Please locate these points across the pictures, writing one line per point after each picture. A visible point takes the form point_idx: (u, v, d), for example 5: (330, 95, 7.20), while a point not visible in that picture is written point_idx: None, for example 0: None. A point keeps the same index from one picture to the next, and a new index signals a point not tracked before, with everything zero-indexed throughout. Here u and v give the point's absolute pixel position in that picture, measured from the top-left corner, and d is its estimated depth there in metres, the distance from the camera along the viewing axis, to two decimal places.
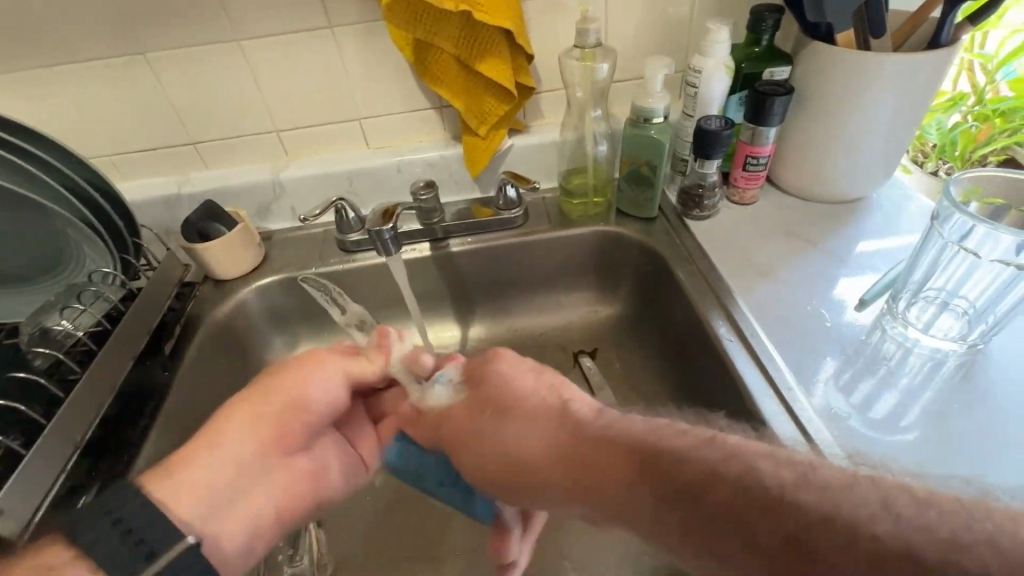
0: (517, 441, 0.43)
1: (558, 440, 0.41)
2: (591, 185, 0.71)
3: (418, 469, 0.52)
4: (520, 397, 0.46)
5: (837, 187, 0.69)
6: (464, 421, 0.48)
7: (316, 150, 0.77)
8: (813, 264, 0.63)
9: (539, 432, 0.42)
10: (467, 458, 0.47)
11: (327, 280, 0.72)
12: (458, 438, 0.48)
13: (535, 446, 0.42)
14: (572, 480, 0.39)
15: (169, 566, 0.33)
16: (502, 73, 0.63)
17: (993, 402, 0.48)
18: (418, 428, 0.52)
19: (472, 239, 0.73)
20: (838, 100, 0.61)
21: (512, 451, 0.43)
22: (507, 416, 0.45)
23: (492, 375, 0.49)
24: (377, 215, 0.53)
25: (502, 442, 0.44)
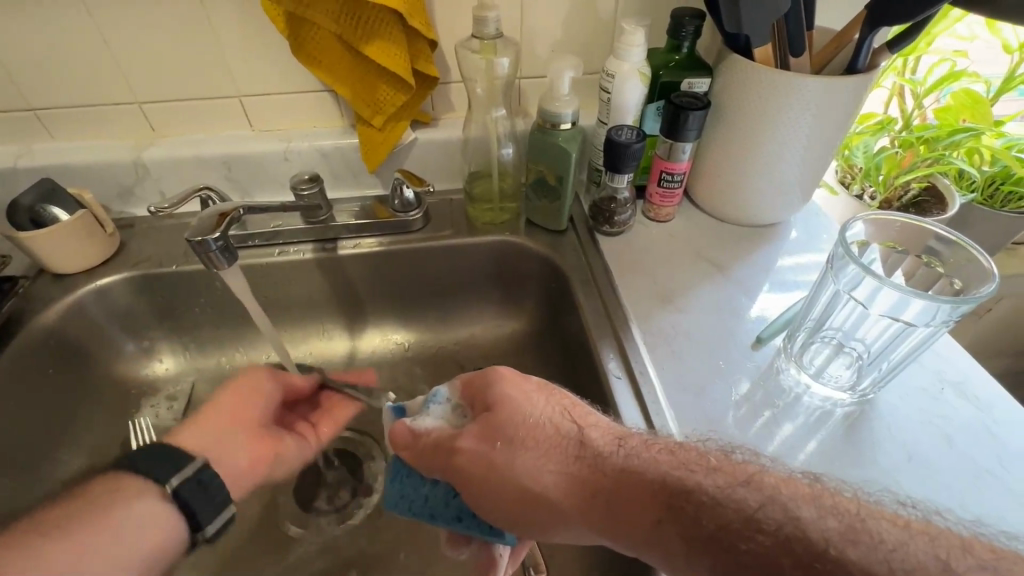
0: (538, 475, 0.37)
1: (574, 468, 0.37)
2: (498, 191, 0.65)
3: (407, 504, 0.42)
4: (524, 423, 0.39)
5: (751, 211, 0.66)
6: (459, 443, 0.40)
7: (190, 128, 0.67)
8: (719, 292, 0.60)
9: (559, 466, 0.37)
10: (479, 492, 0.38)
11: (192, 280, 0.63)
12: (471, 475, 0.38)
13: (550, 486, 0.37)
14: (588, 516, 0.36)
15: (196, 475, 0.42)
16: (392, 59, 0.56)
17: (868, 451, 0.47)
18: (402, 446, 0.42)
19: (364, 241, 0.66)
20: (753, 121, 0.57)
21: (527, 488, 0.37)
22: (513, 447, 0.38)
23: (496, 395, 0.41)
24: (207, 219, 0.50)
25: (515, 478, 0.38)
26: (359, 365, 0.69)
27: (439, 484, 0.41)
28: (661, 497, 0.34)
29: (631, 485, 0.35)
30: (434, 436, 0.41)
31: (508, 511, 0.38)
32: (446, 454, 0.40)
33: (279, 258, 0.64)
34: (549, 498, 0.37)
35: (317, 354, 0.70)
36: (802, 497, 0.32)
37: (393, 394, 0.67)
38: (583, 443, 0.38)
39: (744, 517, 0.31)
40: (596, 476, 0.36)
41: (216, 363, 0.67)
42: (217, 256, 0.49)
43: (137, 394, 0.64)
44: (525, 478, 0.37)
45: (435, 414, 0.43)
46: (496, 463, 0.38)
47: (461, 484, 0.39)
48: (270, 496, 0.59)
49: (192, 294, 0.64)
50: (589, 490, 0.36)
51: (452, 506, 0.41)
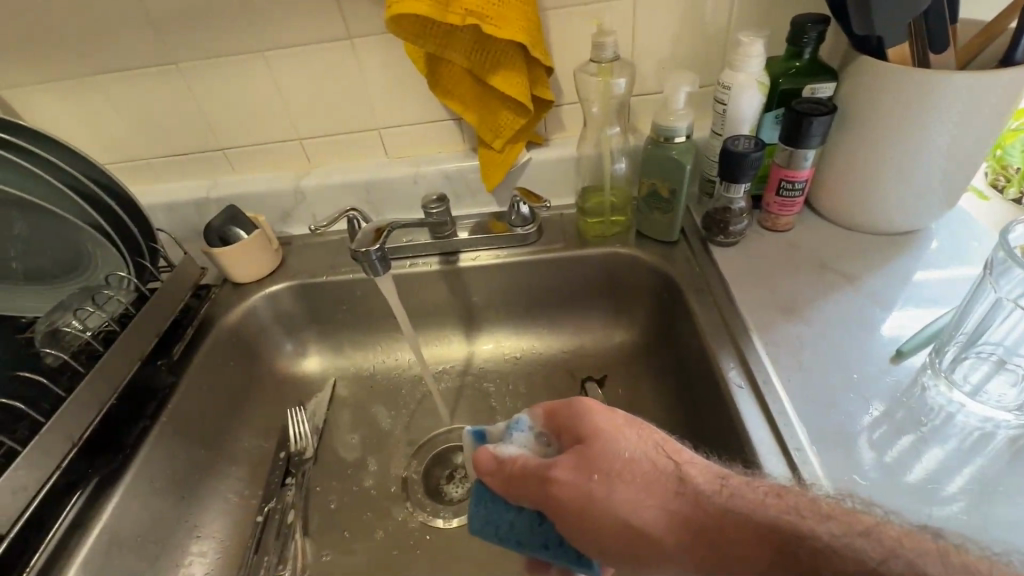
0: (637, 510, 0.36)
1: (674, 506, 0.35)
2: (609, 204, 0.68)
3: (493, 529, 0.40)
4: (620, 457, 0.37)
5: (885, 218, 0.62)
6: (550, 474, 0.37)
7: (337, 158, 0.77)
8: (852, 305, 0.57)
9: (661, 504, 0.36)
10: (574, 526, 0.36)
11: (339, 288, 0.72)
12: (567, 509, 0.36)
13: (651, 524, 0.35)
14: (693, 559, 0.34)
15: None
16: (515, 86, 0.61)
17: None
18: (484, 472, 0.39)
19: (483, 253, 0.71)
20: (889, 123, 0.55)
21: (625, 525, 0.36)
22: (608, 482, 0.36)
23: (588, 426, 0.39)
24: (366, 234, 0.58)
25: (613, 514, 0.36)
26: (476, 369, 0.75)
27: (523, 512, 0.39)
28: (778, 548, 0.31)
29: (740, 533, 0.33)
30: (520, 464, 0.38)
31: (607, 547, 0.36)
32: (536, 486, 0.37)
33: (410, 269, 0.71)
34: (649, 537, 0.35)
35: (436, 358, 0.76)
36: (929, 553, 0.29)
37: (508, 397, 0.71)
38: (681, 481, 0.36)
39: (866, 571, 0.29)
40: (701, 516, 0.34)
41: (354, 364, 0.76)
42: (374, 263, 0.57)
43: (292, 387, 0.74)
44: (624, 514, 0.36)
45: (517, 441, 0.41)
46: (592, 499, 0.36)
47: (554, 516, 0.37)
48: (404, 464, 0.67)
49: (337, 300, 0.74)
50: (695, 532, 0.34)
51: (539, 533, 0.39)
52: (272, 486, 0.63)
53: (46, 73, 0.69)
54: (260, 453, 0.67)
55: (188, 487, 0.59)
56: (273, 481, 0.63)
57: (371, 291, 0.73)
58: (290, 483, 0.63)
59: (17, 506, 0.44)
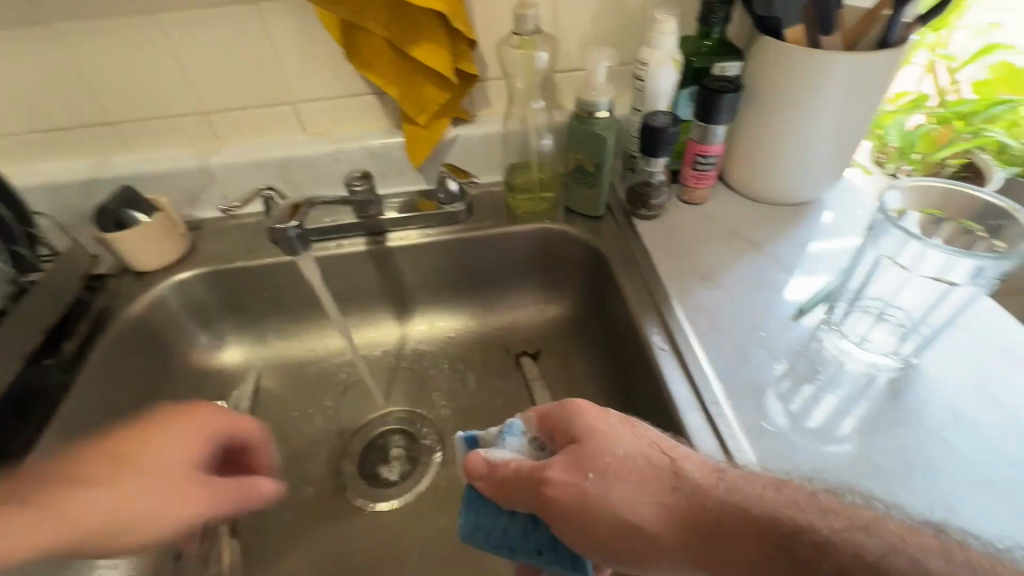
0: (633, 507, 0.36)
1: (670, 501, 0.36)
2: (536, 181, 0.69)
3: (486, 536, 0.40)
4: (617, 457, 0.38)
5: (785, 190, 0.67)
6: (546, 475, 0.38)
7: (248, 135, 0.72)
8: (758, 269, 0.62)
9: (655, 500, 0.36)
10: (570, 527, 0.37)
11: (257, 274, 0.68)
12: (562, 510, 0.37)
13: (647, 521, 0.36)
14: (686, 555, 0.35)
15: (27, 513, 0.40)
16: (437, 59, 0.60)
17: (928, 435, 0.46)
18: (479, 476, 0.40)
19: (412, 232, 0.70)
20: (786, 100, 0.59)
21: (620, 524, 0.36)
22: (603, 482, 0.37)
23: (582, 426, 0.40)
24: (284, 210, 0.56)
25: (609, 511, 0.37)
26: (410, 351, 0.74)
27: (516, 517, 0.40)
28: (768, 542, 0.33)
29: (738, 526, 0.34)
30: (513, 467, 0.39)
31: (603, 545, 0.37)
32: (532, 489, 0.38)
33: (336, 251, 0.68)
34: (645, 533, 0.36)
35: (369, 343, 0.74)
36: (931, 549, 0.31)
37: (444, 377, 0.71)
38: (676, 476, 0.37)
39: (865, 564, 0.31)
40: (694, 511, 0.35)
41: (279, 353, 0.72)
42: (290, 240, 0.55)
43: (209, 382, 0.69)
44: (620, 512, 0.36)
45: (510, 446, 0.41)
46: (589, 499, 0.37)
47: (549, 518, 0.37)
48: (338, 451, 0.65)
49: (256, 287, 0.69)
50: (688, 526, 0.35)
51: (533, 539, 0.40)
52: None
53: None
54: None
55: None
56: None
57: (294, 276, 0.69)
58: None
59: None
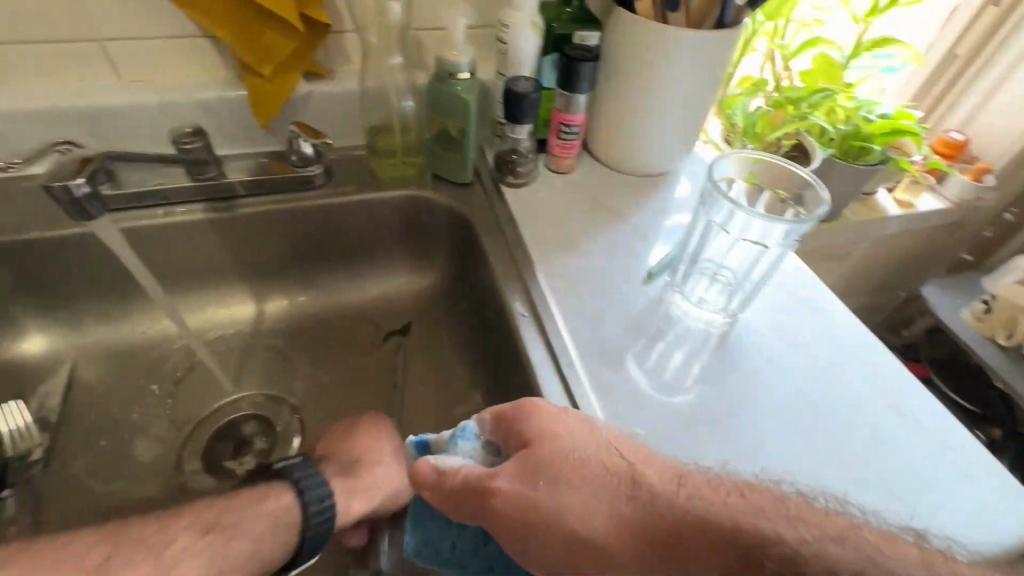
0: (588, 519, 0.35)
1: (626, 509, 0.35)
2: (400, 145, 0.65)
3: (433, 551, 0.42)
4: (574, 464, 0.37)
5: (642, 161, 0.71)
6: (495, 485, 0.37)
7: (37, 76, 0.58)
8: (616, 236, 0.65)
9: (608, 510, 0.36)
10: (521, 539, 0.36)
11: (59, 248, 0.57)
12: (513, 516, 0.36)
13: (602, 533, 0.35)
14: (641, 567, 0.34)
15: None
16: (275, 1, 0.53)
17: (770, 393, 0.52)
18: (424, 486, 0.39)
19: (260, 197, 0.63)
20: (639, 72, 0.61)
21: (574, 536, 0.35)
22: (558, 496, 0.36)
23: (534, 430, 0.39)
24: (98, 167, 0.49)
25: (563, 523, 0.36)
26: (266, 331, 0.67)
27: (466, 531, 0.42)
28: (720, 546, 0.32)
29: (698, 534, 0.33)
30: (462, 476, 0.38)
31: (556, 559, 0.36)
32: (486, 499, 0.37)
33: (166, 219, 0.59)
34: (601, 547, 0.35)
35: (217, 324, 0.66)
36: (907, 561, 0.31)
37: (306, 357, 0.66)
38: (632, 482, 0.36)
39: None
40: (648, 518, 0.35)
41: (100, 339, 0.62)
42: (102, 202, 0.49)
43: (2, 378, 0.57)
44: (573, 523, 0.35)
45: (463, 454, 0.41)
46: (546, 513, 0.36)
47: (498, 530, 0.37)
48: (178, 445, 0.58)
49: (60, 262, 0.58)
50: (643, 536, 0.34)
51: (484, 554, 0.41)
52: None
53: None
54: None
55: None
56: None
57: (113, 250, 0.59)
58: (5, 495, 0.51)
59: None
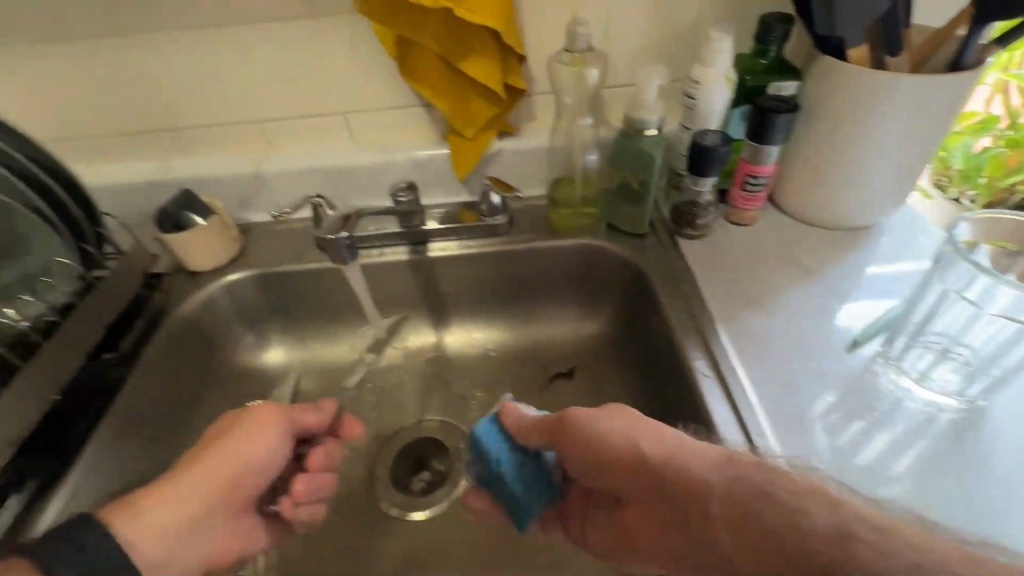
0: (625, 440, 0.39)
1: (652, 446, 0.38)
2: (580, 197, 0.68)
3: (484, 461, 0.46)
4: (630, 425, 0.40)
5: (841, 213, 0.64)
6: (563, 420, 0.42)
7: (300, 143, 0.74)
8: (809, 294, 0.59)
9: (635, 447, 0.38)
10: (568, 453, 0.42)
11: (302, 278, 0.70)
12: (577, 459, 0.41)
13: (629, 452, 0.38)
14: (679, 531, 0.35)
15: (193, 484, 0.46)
16: (488, 74, 0.60)
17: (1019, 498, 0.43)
18: (507, 411, 0.47)
19: (451, 243, 0.70)
20: (845, 123, 0.57)
21: (599, 457, 0.40)
22: (614, 449, 0.39)
23: (614, 409, 0.42)
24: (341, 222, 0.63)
25: (592, 440, 0.40)
26: (445, 361, 0.74)
27: (534, 459, 0.46)
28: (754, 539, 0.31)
29: (702, 491, 0.34)
30: (541, 419, 0.45)
31: (584, 468, 0.41)
32: (556, 441, 0.43)
33: (379, 258, 0.70)
34: (630, 468, 0.38)
35: (407, 350, 0.75)
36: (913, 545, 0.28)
37: (479, 388, 0.71)
38: (683, 451, 0.37)
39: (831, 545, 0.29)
40: (671, 480, 0.36)
41: (319, 356, 0.74)
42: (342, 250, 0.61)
43: (251, 380, 0.71)
44: (612, 446, 0.39)
45: (541, 408, 0.47)
46: (604, 458, 0.39)
47: (558, 446, 0.43)
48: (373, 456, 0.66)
49: (300, 290, 0.71)
50: (661, 488, 0.36)
51: (536, 483, 0.45)
52: None
53: None
54: None
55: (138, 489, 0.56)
56: None
57: (339, 282, 0.71)
58: None
59: None
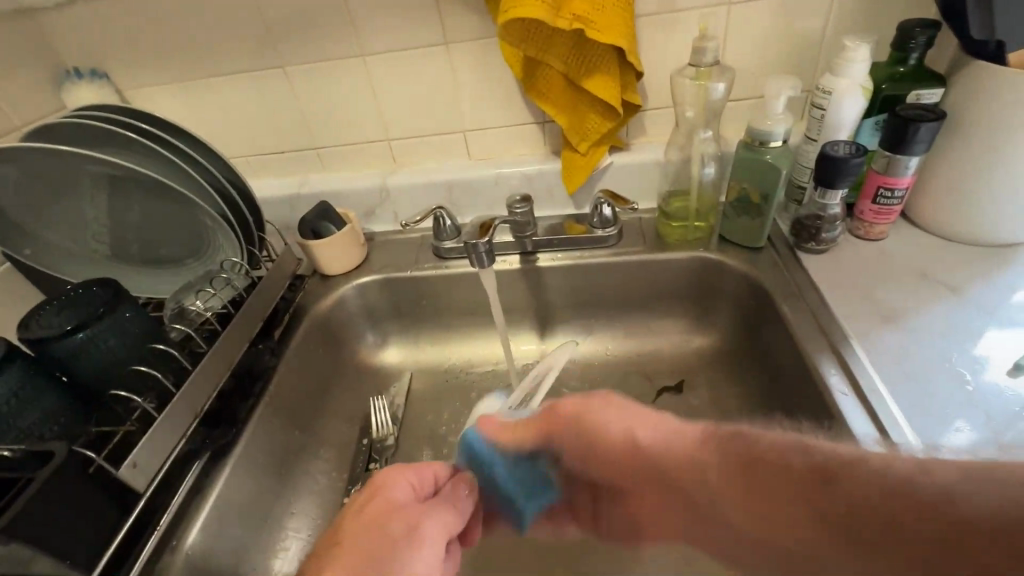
0: (659, 436, 0.37)
1: (724, 465, 0.33)
2: (693, 209, 0.68)
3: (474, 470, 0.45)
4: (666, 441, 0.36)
5: (990, 228, 0.59)
6: (556, 408, 0.41)
7: (422, 159, 0.80)
8: (955, 313, 0.55)
9: (689, 451, 0.35)
10: (572, 435, 0.40)
11: (421, 284, 0.75)
12: (575, 446, 0.41)
13: (683, 453, 0.35)
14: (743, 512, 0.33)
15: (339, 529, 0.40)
16: (609, 91, 0.62)
17: None
18: (484, 424, 0.46)
19: (561, 253, 0.72)
20: (1003, 130, 0.53)
21: (633, 444, 0.37)
22: (645, 447, 0.37)
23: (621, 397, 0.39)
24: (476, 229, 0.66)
25: (618, 426, 0.38)
26: None
27: (515, 468, 0.44)
28: (836, 523, 0.28)
29: (792, 486, 0.30)
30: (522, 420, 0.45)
31: (619, 459, 0.38)
32: (554, 439, 0.42)
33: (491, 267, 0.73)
34: (682, 461, 0.35)
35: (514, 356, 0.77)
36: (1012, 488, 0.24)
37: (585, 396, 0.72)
38: (745, 451, 0.33)
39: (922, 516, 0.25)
40: (745, 463, 0.32)
41: (432, 358, 0.79)
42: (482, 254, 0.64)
43: (372, 378, 0.77)
44: (648, 436, 0.37)
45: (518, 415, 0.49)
46: (626, 454, 0.38)
47: (548, 435, 0.42)
48: None
49: (418, 295, 0.76)
50: (736, 475, 0.32)
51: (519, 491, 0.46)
52: (357, 470, 0.65)
53: (168, 74, 0.75)
54: (346, 436, 0.69)
55: (285, 466, 0.62)
56: (358, 465, 0.65)
57: (454, 287, 0.75)
58: (374, 466, 0.65)
59: (152, 466, 0.46)
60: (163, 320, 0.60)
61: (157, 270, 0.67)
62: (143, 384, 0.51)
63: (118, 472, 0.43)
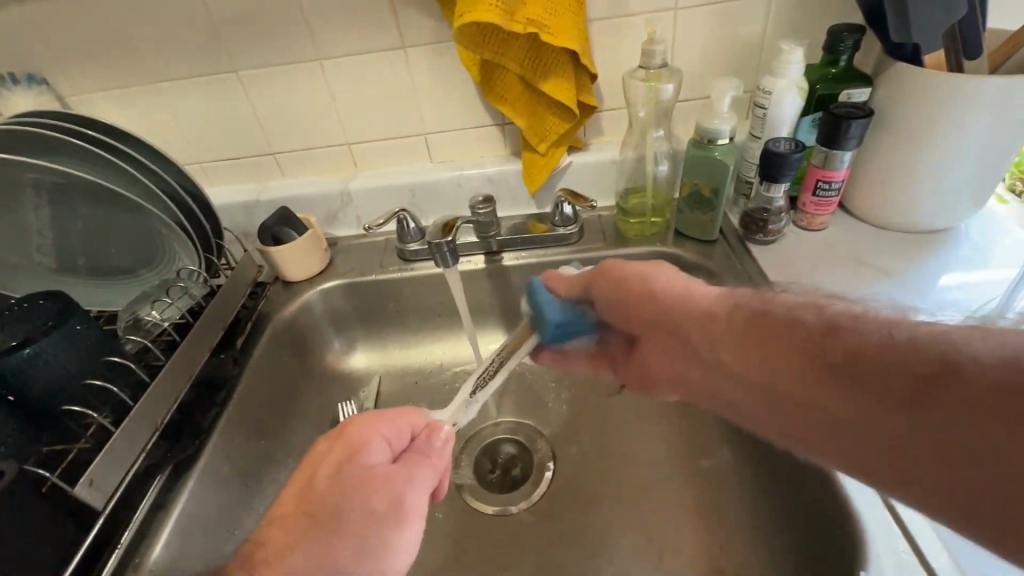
0: (705, 292, 0.45)
1: (725, 299, 0.43)
2: (650, 205, 0.71)
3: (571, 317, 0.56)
4: (672, 283, 0.47)
5: (916, 216, 0.64)
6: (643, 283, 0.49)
7: (384, 162, 0.80)
8: (891, 295, 0.59)
9: (732, 330, 0.41)
10: (616, 295, 0.51)
11: (387, 286, 0.75)
12: (637, 297, 0.49)
13: (714, 305, 0.44)
14: (751, 364, 0.39)
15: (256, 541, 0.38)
16: (565, 92, 0.64)
17: None
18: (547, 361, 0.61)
19: (526, 251, 0.74)
20: (922, 127, 0.57)
21: (688, 308, 0.45)
22: (658, 292, 0.47)
23: (655, 285, 0.48)
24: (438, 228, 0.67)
25: (683, 301, 0.46)
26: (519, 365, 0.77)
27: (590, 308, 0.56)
28: (888, 402, 0.30)
29: (787, 326, 0.37)
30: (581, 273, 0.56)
31: (630, 319, 0.51)
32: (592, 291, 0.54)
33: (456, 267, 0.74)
34: (708, 312, 0.44)
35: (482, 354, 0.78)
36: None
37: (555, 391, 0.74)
38: (731, 301, 0.43)
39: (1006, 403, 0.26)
40: (770, 322, 0.39)
41: (400, 361, 0.79)
42: (446, 253, 0.65)
43: (340, 383, 0.76)
44: (683, 287, 0.47)
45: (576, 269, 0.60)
46: (679, 302, 0.46)
47: (603, 294, 0.52)
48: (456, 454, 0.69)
49: (384, 298, 0.76)
50: (744, 316, 0.41)
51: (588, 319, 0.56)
52: None
53: (114, 79, 0.72)
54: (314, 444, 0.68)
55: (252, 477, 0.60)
56: None
57: (421, 289, 0.75)
58: None
59: (110, 483, 0.45)
60: (116, 333, 0.58)
61: (105, 283, 0.64)
62: (98, 397, 0.50)
63: (73, 490, 0.42)
